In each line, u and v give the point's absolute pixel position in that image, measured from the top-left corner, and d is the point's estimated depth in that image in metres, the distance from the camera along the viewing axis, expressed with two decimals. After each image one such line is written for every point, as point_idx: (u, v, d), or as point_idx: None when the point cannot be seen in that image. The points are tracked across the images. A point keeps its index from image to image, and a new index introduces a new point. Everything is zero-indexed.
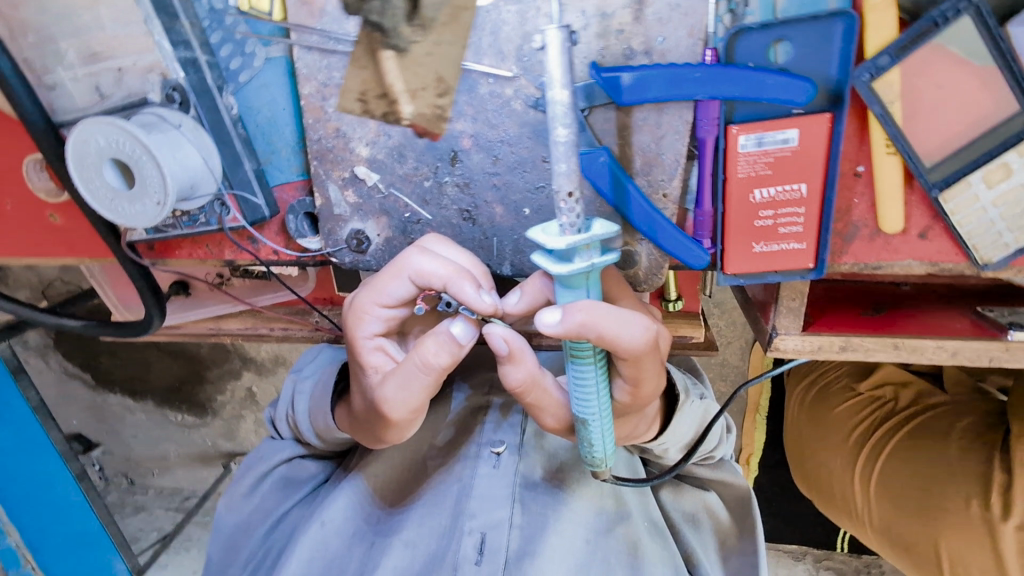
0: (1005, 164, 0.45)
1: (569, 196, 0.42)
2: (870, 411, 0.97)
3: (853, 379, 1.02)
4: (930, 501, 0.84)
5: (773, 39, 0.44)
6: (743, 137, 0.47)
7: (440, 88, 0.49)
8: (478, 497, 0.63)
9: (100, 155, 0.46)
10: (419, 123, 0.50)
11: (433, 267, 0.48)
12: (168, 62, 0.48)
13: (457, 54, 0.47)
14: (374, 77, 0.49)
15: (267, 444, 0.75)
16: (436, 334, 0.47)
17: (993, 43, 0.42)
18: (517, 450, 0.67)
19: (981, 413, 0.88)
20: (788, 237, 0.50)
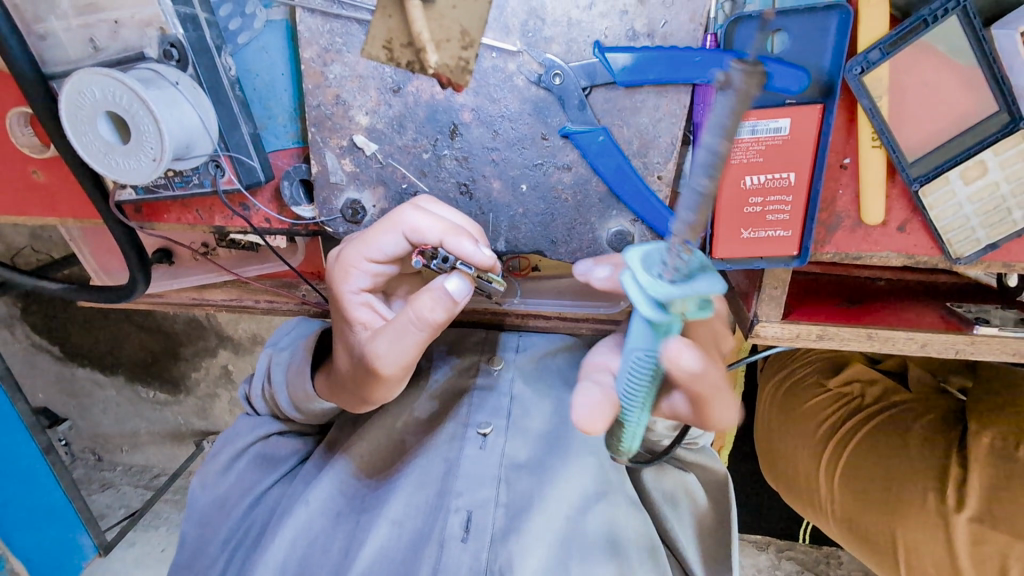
0: (981, 162, 0.47)
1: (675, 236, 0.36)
2: (838, 407, 1.00)
3: (822, 375, 1.05)
4: (891, 494, 0.87)
5: (772, 28, 0.45)
6: (737, 124, 0.48)
7: (465, 40, 0.48)
8: (465, 476, 0.65)
9: (94, 108, 0.45)
10: (442, 72, 0.49)
11: (430, 226, 0.48)
12: (167, 17, 0.47)
13: (478, 7, 0.46)
14: (399, 25, 0.48)
15: (244, 420, 0.75)
16: (432, 291, 0.47)
17: (977, 45, 0.44)
18: (504, 431, 0.68)
19: (942, 412, 0.93)
20: (775, 225, 0.52)
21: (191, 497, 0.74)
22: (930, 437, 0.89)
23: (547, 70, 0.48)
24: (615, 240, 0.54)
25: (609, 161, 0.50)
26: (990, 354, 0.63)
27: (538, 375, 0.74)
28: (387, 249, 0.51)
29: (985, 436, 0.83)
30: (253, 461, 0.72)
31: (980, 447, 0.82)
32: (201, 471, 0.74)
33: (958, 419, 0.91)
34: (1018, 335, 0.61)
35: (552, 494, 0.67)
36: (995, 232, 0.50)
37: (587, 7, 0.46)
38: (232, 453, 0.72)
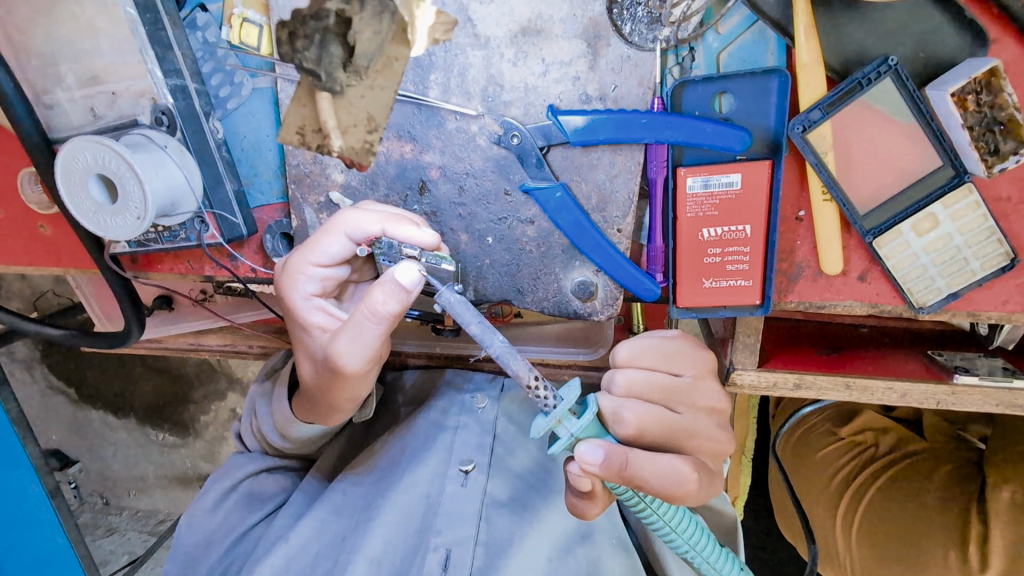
0: (931, 214, 0.49)
1: (534, 385, 0.47)
2: (851, 458, 0.95)
3: (834, 423, 0.99)
4: (910, 552, 0.84)
5: (716, 91, 0.48)
6: (690, 179, 0.50)
7: (371, 126, 0.51)
8: (446, 513, 0.64)
9: (86, 171, 0.49)
10: (345, 154, 0.52)
11: (369, 218, 0.50)
12: (158, 88, 0.51)
13: (385, 97, 0.50)
14: (311, 114, 0.51)
15: (231, 459, 0.74)
16: (384, 283, 0.48)
17: (914, 104, 0.46)
18: (486, 469, 0.67)
19: (961, 462, 0.88)
20: (736, 275, 0.52)
21: (174, 540, 0.73)
22: (948, 494, 0.85)
23: (506, 131, 0.51)
24: (578, 290, 0.55)
25: (567, 216, 0.52)
26: (973, 404, 0.62)
27: (522, 416, 0.74)
28: (331, 251, 0.52)
29: (1005, 489, 0.79)
30: (240, 499, 0.72)
31: (999, 499, 0.79)
32: (187, 511, 0.73)
33: (974, 471, 0.86)
34: (999, 385, 0.60)
35: (534, 535, 0.66)
36: (954, 281, 0.50)
37: (542, 74, 0.49)
38: (219, 493, 0.71)
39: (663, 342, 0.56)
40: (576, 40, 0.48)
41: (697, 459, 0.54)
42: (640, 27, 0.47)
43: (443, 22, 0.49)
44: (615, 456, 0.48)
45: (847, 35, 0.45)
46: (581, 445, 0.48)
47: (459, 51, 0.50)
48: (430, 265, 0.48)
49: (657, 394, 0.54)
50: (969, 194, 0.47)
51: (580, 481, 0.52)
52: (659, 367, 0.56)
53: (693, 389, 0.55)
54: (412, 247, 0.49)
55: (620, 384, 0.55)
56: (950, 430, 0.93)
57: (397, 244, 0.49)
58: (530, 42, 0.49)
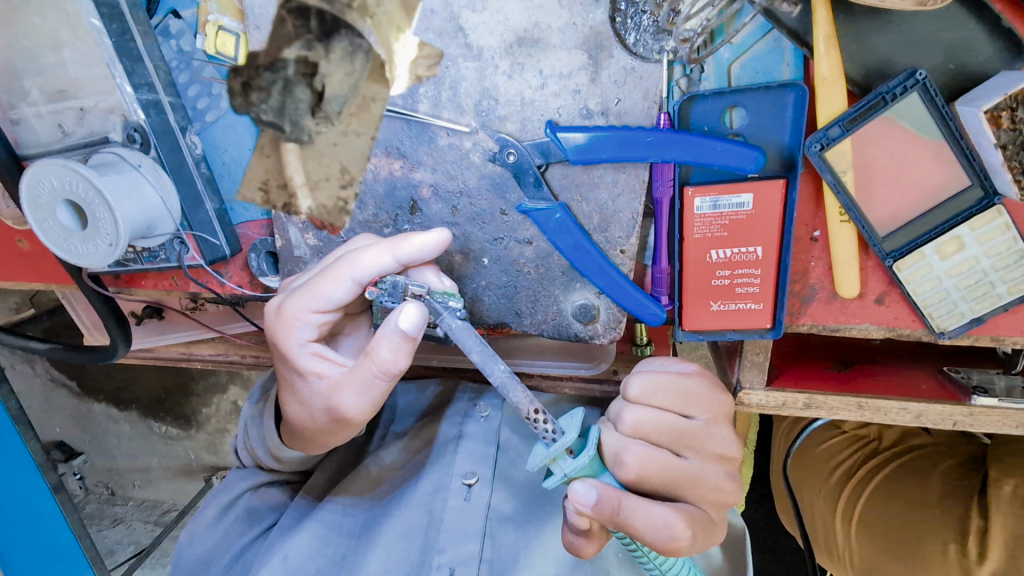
0: (957, 237, 0.45)
1: (534, 413, 0.46)
2: (856, 450, 0.92)
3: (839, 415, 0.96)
4: (908, 539, 0.80)
5: (727, 105, 0.44)
6: (698, 199, 0.47)
7: (344, 178, 0.52)
8: (448, 530, 0.61)
9: (54, 197, 0.46)
10: (317, 215, 0.53)
11: (379, 259, 0.47)
12: (128, 104, 0.48)
13: (361, 144, 0.50)
14: (275, 166, 0.54)
15: (227, 477, 0.72)
16: (390, 337, 0.46)
17: (943, 121, 0.42)
18: (490, 483, 0.65)
19: (963, 456, 0.85)
20: (745, 298, 0.49)
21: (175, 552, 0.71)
22: (951, 485, 0.82)
23: (501, 149, 0.47)
24: (579, 314, 0.53)
25: (567, 238, 0.49)
26: (991, 426, 0.59)
27: (523, 426, 0.72)
28: (334, 298, 0.49)
29: (1007, 483, 0.75)
30: (239, 516, 0.70)
31: (1000, 495, 0.75)
32: (187, 527, 0.71)
33: (977, 466, 0.84)
34: (1019, 407, 0.57)
35: (540, 553, 0.63)
36: (979, 305, 0.47)
37: (539, 87, 0.45)
38: (219, 506, 0.69)
39: (677, 380, 0.51)
40: (576, 51, 0.44)
41: (692, 510, 0.50)
42: (645, 37, 0.43)
43: (428, 55, 0.46)
44: (607, 501, 0.45)
45: (871, 45, 0.41)
46: (575, 484, 0.45)
47: (449, 63, 0.46)
48: (437, 305, 0.47)
49: (666, 437, 0.50)
50: (998, 216, 0.44)
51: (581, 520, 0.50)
52: (672, 408, 0.51)
53: (703, 433, 0.51)
54: (420, 285, 0.48)
55: (626, 423, 0.50)
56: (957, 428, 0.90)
57: (402, 284, 0.48)
58: (526, 52, 0.45)
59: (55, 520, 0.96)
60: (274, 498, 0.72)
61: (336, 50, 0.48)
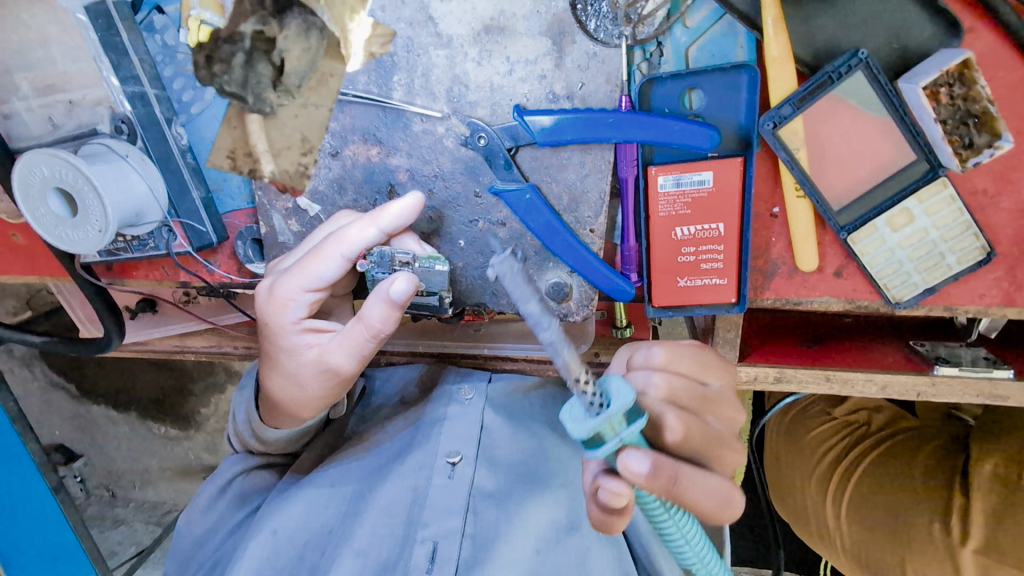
0: (906, 210, 0.48)
1: (581, 379, 0.42)
2: (843, 436, 0.90)
3: (828, 402, 0.93)
4: (898, 526, 0.80)
5: (686, 87, 0.46)
6: (661, 178, 0.49)
7: (304, 147, 0.53)
8: (432, 506, 0.64)
9: (43, 185, 0.48)
10: (279, 179, 0.54)
11: (364, 234, 0.49)
12: (115, 96, 0.50)
13: (319, 115, 0.52)
14: (241, 136, 0.54)
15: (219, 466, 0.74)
16: (377, 303, 0.48)
17: (887, 98, 0.44)
18: (474, 461, 0.66)
19: (949, 438, 0.84)
20: (709, 273, 0.52)
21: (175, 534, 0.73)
22: (934, 467, 0.82)
23: (472, 133, 0.50)
24: (553, 292, 0.55)
25: (537, 217, 0.51)
26: (953, 395, 0.62)
27: (508, 408, 0.72)
28: (325, 275, 0.51)
29: (987, 463, 0.76)
30: (233, 500, 0.71)
31: (983, 474, 0.76)
32: (185, 510, 0.73)
33: (960, 448, 0.83)
34: (979, 375, 0.60)
35: (520, 529, 0.64)
36: (930, 276, 0.49)
37: (507, 73, 0.48)
38: (213, 489, 0.71)
39: (694, 348, 0.54)
40: (540, 38, 0.46)
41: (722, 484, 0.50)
42: (605, 23, 0.45)
43: (379, 34, 0.48)
44: (658, 462, 0.44)
45: (818, 27, 0.43)
46: (627, 450, 0.43)
47: (422, 51, 0.48)
48: (425, 267, 0.52)
49: (692, 402, 0.52)
50: (943, 188, 0.46)
51: (614, 491, 0.45)
52: (692, 373, 0.53)
53: (720, 400, 0.54)
54: (406, 253, 0.51)
55: (657, 387, 0.51)
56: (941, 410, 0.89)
57: (389, 254, 0.51)
58: (493, 40, 0.47)
59: (57, 519, 0.95)
60: (264, 480, 0.73)
61: (291, 27, 0.49)
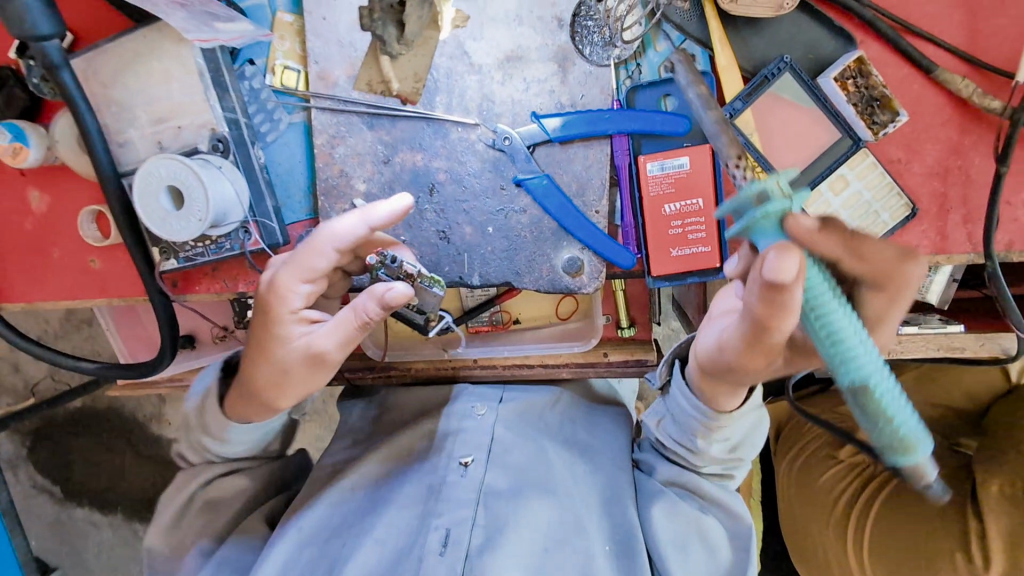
0: (841, 176, 0.61)
1: (739, 161, 0.44)
2: (854, 479, 1.00)
3: (832, 446, 1.04)
4: (921, 558, 0.87)
5: (662, 94, 0.61)
6: (649, 164, 0.62)
7: (417, 79, 0.63)
8: (446, 498, 0.70)
9: (159, 184, 0.59)
10: (403, 93, 0.64)
11: (351, 226, 0.55)
12: (217, 120, 0.64)
13: (427, 60, 0.63)
14: (375, 72, 0.64)
15: (178, 479, 0.71)
16: (372, 294, 0.55)
17: (811, 92, 0.59)
18: (484, 461, 0.73)
19: (951, 470, 0.94)
20: (696, 243, 0.63)
21: (147, 557, 0.70)
22: (949, 497, 0.88)
23: (499, 136, 0.63)
24: (568, 266, 0.66)
25: (553, 200, 0.64)
26: (918, 351, 0.72)
27: (520, 423, 0.80)
28: (321, 268, 0.57)
29: (993, 485, 0.83)
30: (204, 508, 0.70)
31: (990, 497, 0.83)
32: (152, 525, 0.71)
33: (966, 476, 0.93)
34: (935, 330, 0.71)
35: (527, 521, 0.69)
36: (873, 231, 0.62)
37: (524, 90, 0.62)
38: (180, 500, 0.69)
39: None
40: (549, 63, 0.61)
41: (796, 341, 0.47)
42: (597, 49, 0.61)
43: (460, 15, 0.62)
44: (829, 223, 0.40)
45: (753, 45, 0.59)
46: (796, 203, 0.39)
47: (458, 77, 0.63)
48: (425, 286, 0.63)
49: None
50: (866, 156, 0.60)
51: (788, 257, 0.37)
52: None
53: None
54: (411, 266, 0.62)
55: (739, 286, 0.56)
56: (944, 444, 1.02)
57: (399, 262, 0.61)
58: (513, 66, 0.62)
59: None
60: (230, 491, 0.70)
61: None
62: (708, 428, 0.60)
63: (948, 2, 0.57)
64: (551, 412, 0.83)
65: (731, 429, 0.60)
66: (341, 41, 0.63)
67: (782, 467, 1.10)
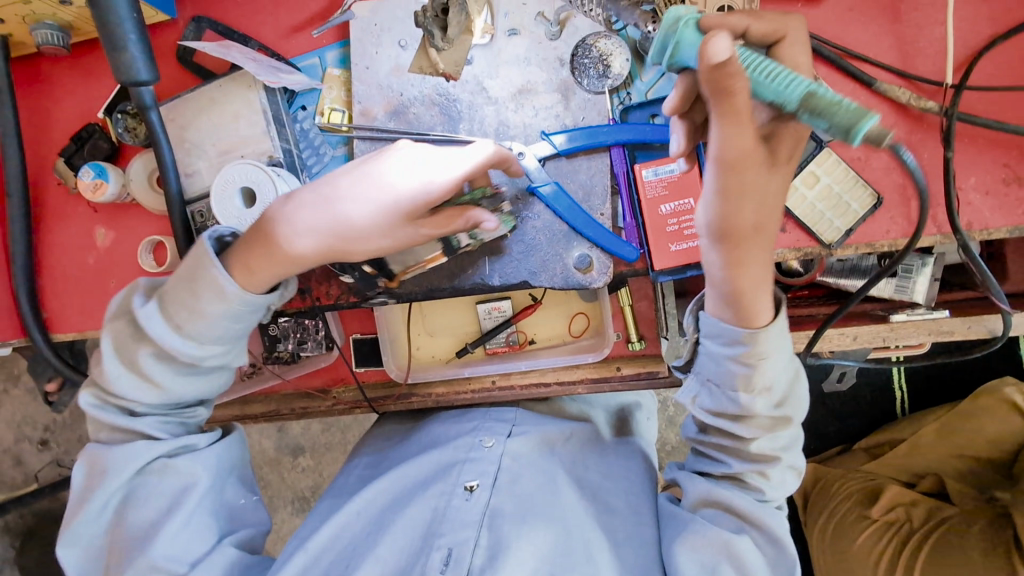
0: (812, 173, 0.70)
1: None
2: (891, 536, 1.08)
3: (863, 507, 1.14)
4: None
5: (650, 114, 0.73)
6: (645, 171, 0.72)
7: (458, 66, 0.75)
8: (450, 520, 0.73)
9: (234, 187, 0.70)
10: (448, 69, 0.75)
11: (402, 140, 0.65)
12: (274, 149, 0.75)
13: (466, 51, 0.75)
14: (426, 61, 0.75)
15: (115, 452, 0.66)
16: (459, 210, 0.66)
17: None
18: (489, 487, 0.76)
19: (987, 519, 1.00)
20: (692, 237, 0.72)
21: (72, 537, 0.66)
22: (989, 548, 0.95)
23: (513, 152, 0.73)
24: (579, 263, 0.73)
25: (563, 203, 0.73)
26: (912, 336, 0.78)
27: (535, 458, 0.80)
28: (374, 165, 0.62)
29: None
30: (132, 496, 0.66)
31: None
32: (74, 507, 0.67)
33: (1003, 524, 0.97)
34: (925, 317, 0.78)
35: (527, 547, 0.71)
36: (846, 220, 0.71)
37: (534, 115, 0.74)
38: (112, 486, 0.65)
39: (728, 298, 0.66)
40: (554, 93, 0.74)
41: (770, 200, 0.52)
42: (593, 79, 0.73)
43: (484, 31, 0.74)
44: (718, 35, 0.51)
45: None
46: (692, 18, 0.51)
47: (478, 108, 0.75)
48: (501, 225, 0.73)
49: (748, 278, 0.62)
50: (830, 156, 0.70)
51: (717, 39, 0.40)
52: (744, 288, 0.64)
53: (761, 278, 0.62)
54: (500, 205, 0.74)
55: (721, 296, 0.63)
56: (973, 492, 1.10)
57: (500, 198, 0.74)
58: (525, 97, 0.74)
59: None
60: (184, 475, 0.67)
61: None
62: (749, 366, 0.58)
63: (877, 32, 0.70)
64: (564, 446, 0.83)
65: (764, 365, 0.58)
66: (381, 85, 0.76)
67: (814, 527, 1.23)
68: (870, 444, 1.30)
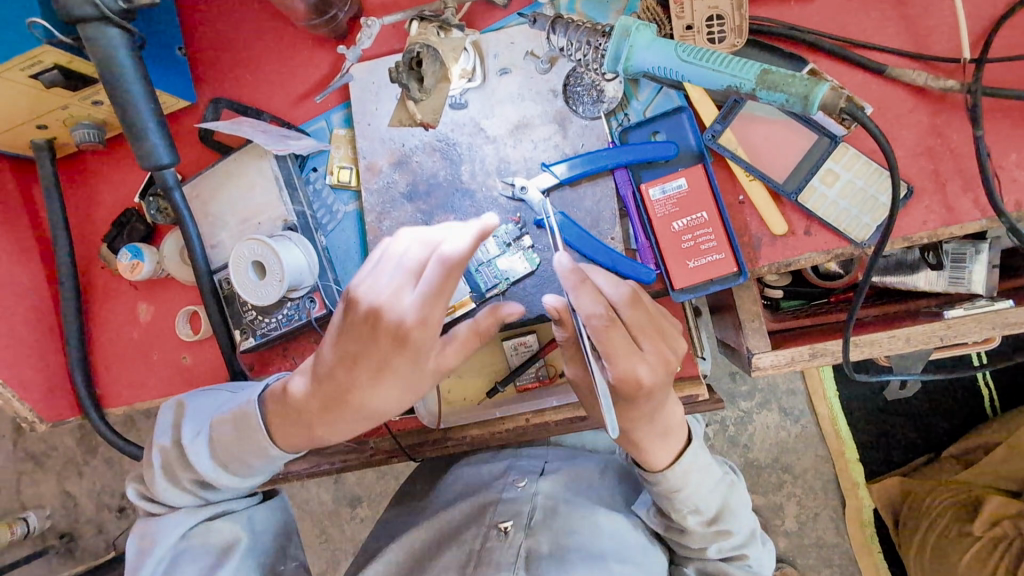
0: (830, 170, 0.67)
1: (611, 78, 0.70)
2: (996, 558, 0.99)
3: (963, 523, 1.05)
4: None
5: (651, 131, 0.72)
6: (651, 190, 0.70)
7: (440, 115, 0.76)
8: (487, 564, 0.68)
9: (247, 261, 0.73)
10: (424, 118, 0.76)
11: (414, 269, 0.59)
12: (288, 213, 0.78)
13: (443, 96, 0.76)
14: (404, 114, 0.77)
15: (158, 526, 0.68)
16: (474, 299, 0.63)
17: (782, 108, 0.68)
18: (525, 527, 0.72)
19: None
20: (710, 251, 0.69)
21: None
22: None
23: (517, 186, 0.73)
24: None
25: (571, 232, 0.71)
26: (973, 332, 0.70)
27: (569, 492, 0.78)
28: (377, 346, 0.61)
29: None
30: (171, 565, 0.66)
31: None
32: None
33: None
34: (984, 310, 0.69)
35: None
36: (876, 215, 0.66)
37: (534, 149, 0.74)
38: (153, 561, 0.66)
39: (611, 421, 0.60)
40: (550, 125, 0.74)
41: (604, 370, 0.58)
42: (588, 106, 0.73)
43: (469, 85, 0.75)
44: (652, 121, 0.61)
45: None
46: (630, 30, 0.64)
47: (477, 149, 0.76)
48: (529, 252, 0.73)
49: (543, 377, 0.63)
50: (847, 150, 0.67)
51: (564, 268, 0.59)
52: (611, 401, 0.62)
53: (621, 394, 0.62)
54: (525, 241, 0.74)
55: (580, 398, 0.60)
56: None
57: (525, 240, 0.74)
58: (523, 132, 0.75)
59: None
60: (224, 536, 0.68)
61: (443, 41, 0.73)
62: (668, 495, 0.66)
63: (880, 17, 0.67)
64: (600, 482, 0.81)
65: (687, 490, 0.65)
66: (383, 138, 0.78)
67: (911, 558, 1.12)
68: (961, 452, 1.17)
